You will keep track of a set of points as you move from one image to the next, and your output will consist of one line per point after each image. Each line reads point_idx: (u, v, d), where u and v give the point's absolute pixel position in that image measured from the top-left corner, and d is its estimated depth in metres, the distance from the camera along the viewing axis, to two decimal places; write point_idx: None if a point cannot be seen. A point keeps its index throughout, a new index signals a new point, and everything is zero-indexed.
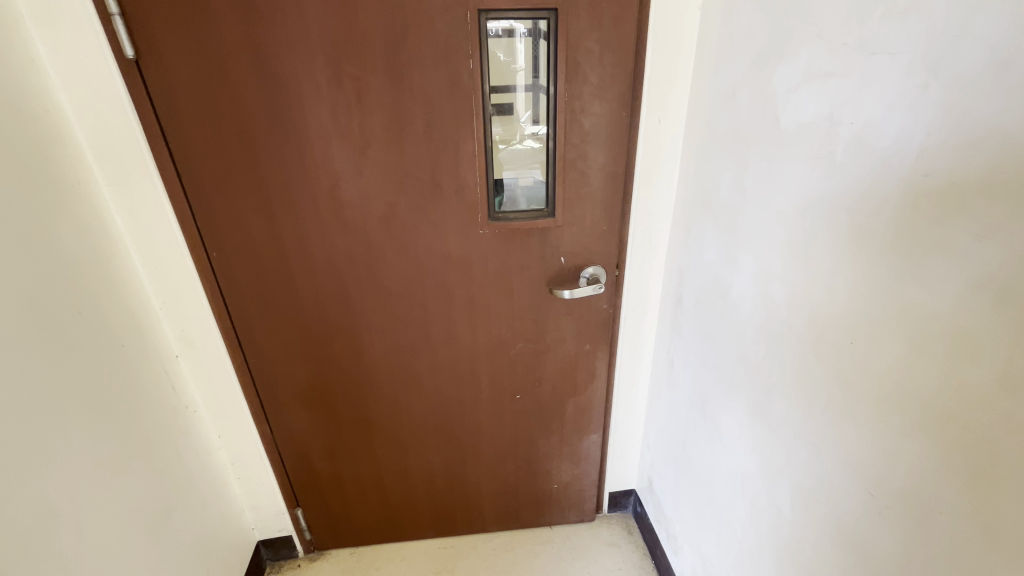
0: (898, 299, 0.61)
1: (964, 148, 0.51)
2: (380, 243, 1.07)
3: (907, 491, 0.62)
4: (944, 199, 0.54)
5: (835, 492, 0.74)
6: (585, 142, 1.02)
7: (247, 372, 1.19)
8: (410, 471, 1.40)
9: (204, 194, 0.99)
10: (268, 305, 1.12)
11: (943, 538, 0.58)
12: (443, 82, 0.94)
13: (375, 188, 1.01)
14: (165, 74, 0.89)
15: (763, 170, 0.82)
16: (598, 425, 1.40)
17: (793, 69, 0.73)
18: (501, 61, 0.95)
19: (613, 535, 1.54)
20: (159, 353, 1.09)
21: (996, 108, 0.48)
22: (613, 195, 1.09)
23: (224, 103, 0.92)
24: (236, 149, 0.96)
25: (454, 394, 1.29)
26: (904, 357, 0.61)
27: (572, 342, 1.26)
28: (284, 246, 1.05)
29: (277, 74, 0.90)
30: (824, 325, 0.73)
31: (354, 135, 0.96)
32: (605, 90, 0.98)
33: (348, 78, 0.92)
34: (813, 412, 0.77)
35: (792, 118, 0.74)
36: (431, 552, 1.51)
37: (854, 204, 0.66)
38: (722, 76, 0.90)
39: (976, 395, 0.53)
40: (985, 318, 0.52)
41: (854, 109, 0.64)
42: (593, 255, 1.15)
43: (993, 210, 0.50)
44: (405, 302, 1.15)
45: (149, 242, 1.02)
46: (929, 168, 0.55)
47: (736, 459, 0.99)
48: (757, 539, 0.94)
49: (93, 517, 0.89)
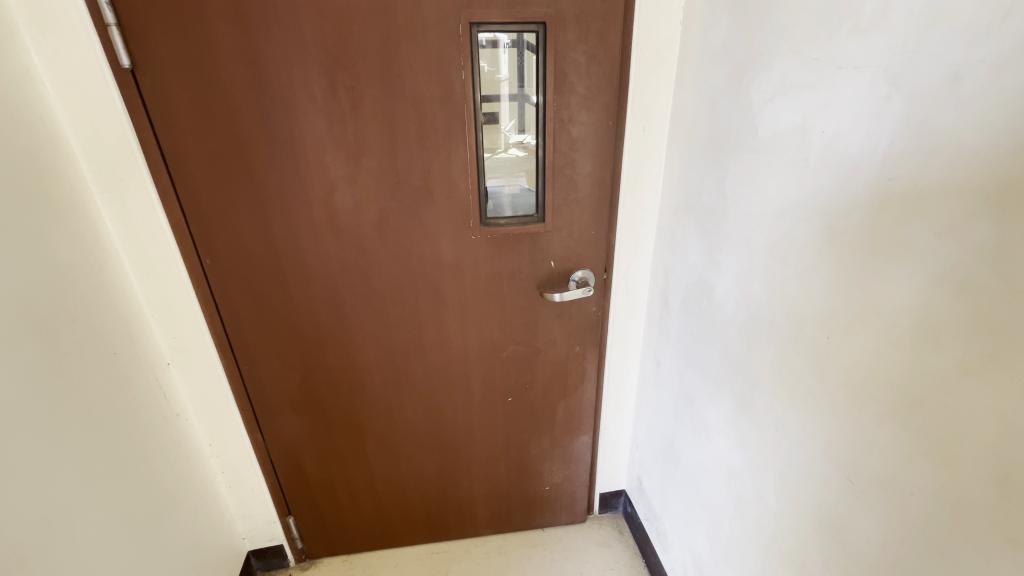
0: (870, 294, 0.65)
1: (924, 155, 0.56)
2: (373, 249, 1.09)
3: (881, 476, 0.66)
4: (906, 201, 0.59)
5: (816, 480, 0.78)
6: (573, 150, 1.06)
7: (239, 378, 1.19)
8: (403, 476, 1.41)
9: (198, 200, 1.00)
10: (262, 311, 1.12)
11: (915, 518, 0.62)
12: (436, 92, 0.97)
13: (368, 195, 1.03)
14: (160, 81, 0.90)
15: (742, 176, 0.87)
16: (589, 426, 1.43)
17: (769, 80, 0.78)
18: (488, 72, 0.98)
19: (604, 535, 1.56)
20: (149, 360, 1.09)
21: (952, 118, 0.53)
22: (600, 199, 1.12)
23: (219, 109, 0.93)
24: (231, 154, 0.97)
25: (447, 397, 1.30)
26: (876, 350, 0.65)
27: (562, 344, 1.28)
28: (278, 251, 1.06)
29: (273, 83, 0.92)
30: (802, 321, 0.77)
31: (349, 143, 0.99)
32: (592, 100, 1.02)
33: (342, 88, 0.94)
34: (794, 404, 0.81)
35: (768, 126, 0.79)
36: (425, 558, 1.52)
37: (828, 207, 0.70)
38: (703, 87, 0.94)
39: (942, 382, 0.57)
40: (947, 310, 0.56)
41: (824, 118, 0.68)
42: (581, 259, 1.18)
43: (951, 209, 0.54)
44: (398, 306, 1.16)
45: (141, 248, 1.02)
46: (894, 172, 0.60)
47: (723, 455, 1.02)
48: (743, 530, 0.98)
49: (84, 528, 0.88)
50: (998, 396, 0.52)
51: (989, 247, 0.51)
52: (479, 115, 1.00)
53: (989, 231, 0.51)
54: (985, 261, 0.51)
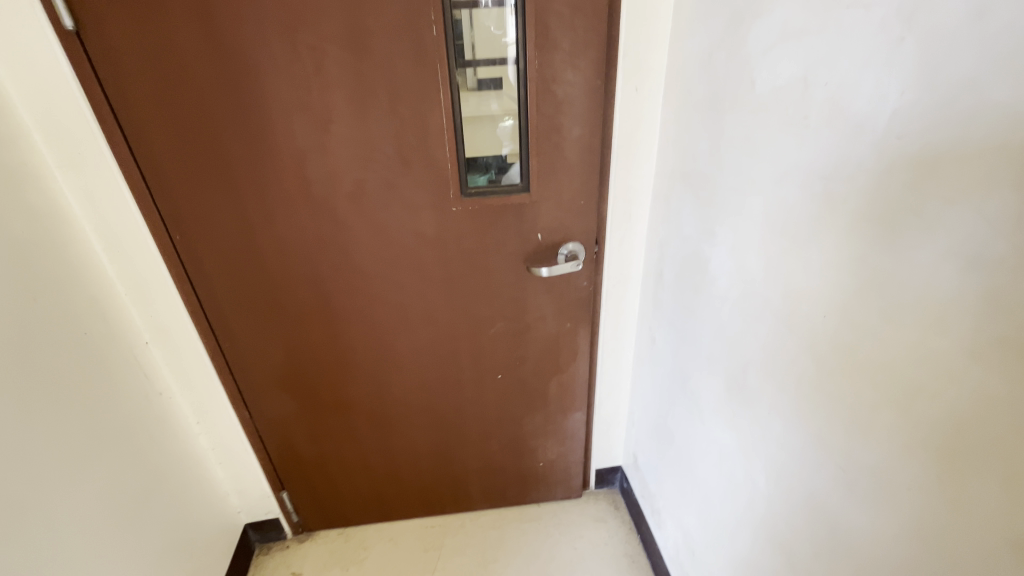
0: (872, 270, 0.59)
1: (937, 109, 0.49)
2: (350, 222, 1.04)
3: (876, 467, 0.61)
4: (916, 164, 0.52)
5: (808, 467, 0.73)
6: (559, 113, 0.98)
7: (221, 357, 1.17)
8: (395, 452, 1.40)
9: (162, 174, 0.95)
10: (240, 288, 1.09)
11: (910, 512, 0.58)
12: (407, 50, 0.89)
13: (343, 165, 0.98)
14: (109, 45, 0.84)
15: (738, 139, 0.79)
16: (583, 403, 1.39)
17: (769, 29, 0.69)
18: (492, 34, 0.92)
19: (600, 511, 1.55)
20: (127, 340, 1.07)
21: (972, 64, 0.45)
22: (590, 166, 1.05)
23: (175, 75, 0.87)
24: (193, 124, 0.91)
25: (436, 374, 1.27)
26: (878, 331, 0.59)
27: (552, 320, 1.23)
28: (251, 226, 1.02)
29: (231, 45, 0.86)
30: (799, 299, 0.71)
31: (317, 109, 0.92)
32: (578, 56, 0.93)
33: (306, 49, 0.87)
34: (789, 387, 0.75)
35: (767, 81, 0.71)
36: (419, 532, 1.52)
37: (829, 171, 0.62)
38: (699, 40, 0.86)
39: (947, 368, 0.51)
40: (954, 288, 0.49)
41: (828, 69, 0.60)
42: (572, 231, 1.11)
43: (966, 173, 0.47)
44: (380, 282, 1.12)
45: (108, 225, 0.98)
46: (903, 130, 0.52)
47: (716, 435, 0.98)
48: (735, 512, 0.94)
49: (64, 510, 0.87)
50: (1007, 386, 0.46)
51: (1009, 217, 0.44)
52: (474, 80, 0.95)
53: (1008, 199, 0.44)
54: (1003, 233, 0.45)
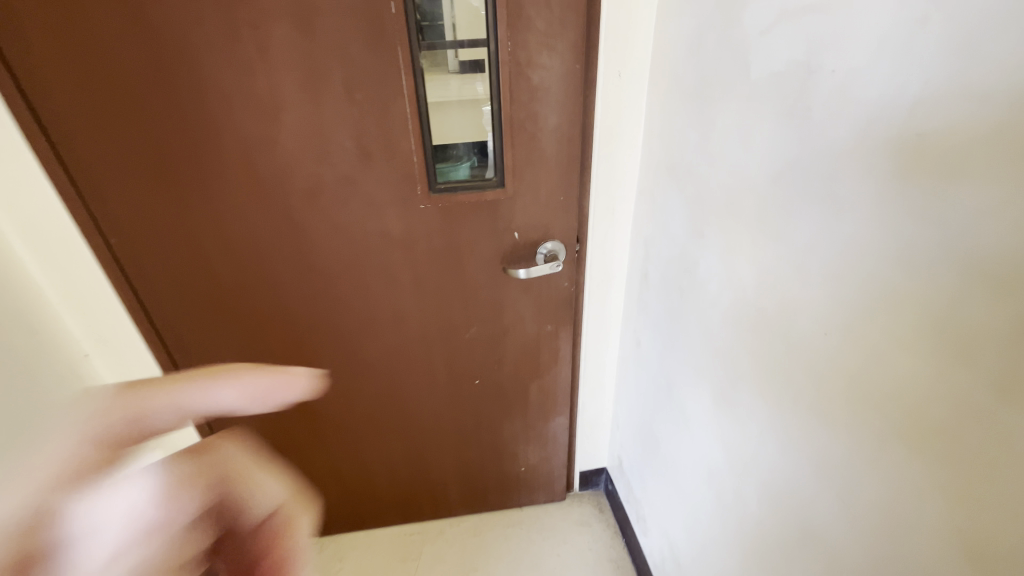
0: (884, 286, 0.51)
1: (968, 101, 0.41)
2: (308, 222, 0.95)
3: (883, 502, 0.55)
4: (940, 166, 0.44)
5: (803, 492, 0.68)
6: (535, 101, 0.89)
7: (172, 367, 1.08)
8: (369, 460, 1.33)
9: (90, 169, 0.85)
10: (189, 293, 1.00)
11: (920, 556, 0.52)
12: (363, 29, 0.79)
13: (296, 159, 0.88)
14: (13, 21, 0.73)
15: (730, 131, 0.72)
16: (566, 407, 1.33)
17: (765, 7, 0.61)
18: (475, 10, 0.83)
19: (584, 514, 1.51)
20: (62, 353, 0.97)
21: (1011, 47, 0.38)
22: (570, 158, 0.96)
23: (95, 57, 0.76)
24: (121, 113, 0.81)
25: (409, 381, 1.20)
26: (890, 354, 0.52)
27: (531, 323, 1.16)
28: (196, 226, 0.92)
29: (158, 23, 0.75)
30: (796, 312, 0.64)
31: (263, 96, 0.82)
32: (555, 37, 0.84)
33: (246, 27, 0.77)
34: (784, 405, 0.69)
35: (763, 68, 0.63)
36: (397, 540, 1.46)
37: (835, 170, 0.55)
38: (687, 20, 0.77)
39: (971, 404, 0.44)
40: (984, 314, 0.42)
41: (835, 53, 0.53)
42: (551, 229, 1.03)
43: (1003, 179, 0.39)
44: (344, 285, 1.03)
45: (33, 228, 0.88)
46: (926, 126, 0.45)
47: (703, 447, 0.92)
48: (723, 528, 0.89)
49: None
50: None
51: None
52: (456, 61, 0.86)
53: None
54: None
